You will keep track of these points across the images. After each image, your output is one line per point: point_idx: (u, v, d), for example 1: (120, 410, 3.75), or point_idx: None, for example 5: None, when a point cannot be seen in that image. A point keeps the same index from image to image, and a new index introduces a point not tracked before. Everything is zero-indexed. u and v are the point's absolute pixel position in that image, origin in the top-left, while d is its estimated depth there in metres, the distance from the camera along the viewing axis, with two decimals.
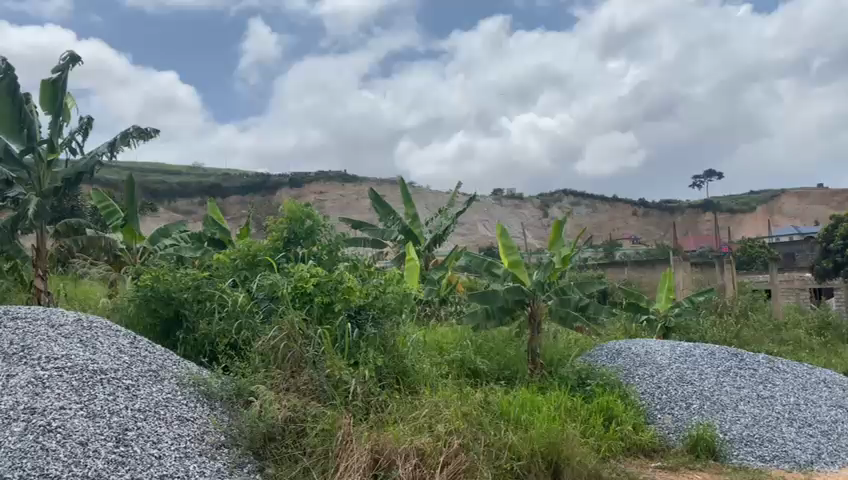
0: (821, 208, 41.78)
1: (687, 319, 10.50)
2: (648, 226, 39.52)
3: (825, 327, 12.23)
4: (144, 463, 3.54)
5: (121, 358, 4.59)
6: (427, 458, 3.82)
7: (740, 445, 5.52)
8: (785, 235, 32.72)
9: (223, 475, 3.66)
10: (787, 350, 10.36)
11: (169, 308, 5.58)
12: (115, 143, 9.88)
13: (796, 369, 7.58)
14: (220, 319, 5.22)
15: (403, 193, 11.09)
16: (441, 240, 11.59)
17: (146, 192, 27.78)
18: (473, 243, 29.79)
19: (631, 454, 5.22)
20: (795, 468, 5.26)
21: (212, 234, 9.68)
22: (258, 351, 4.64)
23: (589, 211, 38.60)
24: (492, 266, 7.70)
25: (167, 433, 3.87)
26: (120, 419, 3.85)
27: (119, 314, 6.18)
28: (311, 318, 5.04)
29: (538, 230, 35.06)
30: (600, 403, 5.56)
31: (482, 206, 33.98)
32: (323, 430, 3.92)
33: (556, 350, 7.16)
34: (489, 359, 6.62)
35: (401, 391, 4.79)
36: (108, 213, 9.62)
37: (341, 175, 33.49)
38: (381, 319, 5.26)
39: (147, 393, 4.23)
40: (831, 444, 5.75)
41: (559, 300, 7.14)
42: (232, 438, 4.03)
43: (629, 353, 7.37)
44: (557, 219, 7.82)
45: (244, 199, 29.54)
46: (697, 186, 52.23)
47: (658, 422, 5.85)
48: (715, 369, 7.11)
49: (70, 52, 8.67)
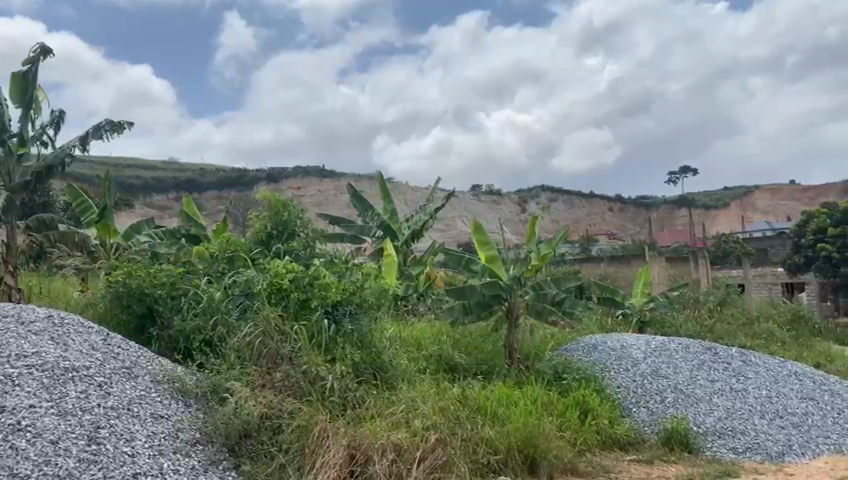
0: (794, 204, 42.29)
1: (662, 313, 10.64)
2: (624, 223, 39.96)
3: (795, 321, 12.47)
4: (117, 461, 3.49)
5: (94, 355, 4.53)
6: (404, 453, 3.82)
7: (713, 437, 5.59)
8: (758, 231, 33.09)
9: (198, 472, 3.63)
10: (759, 344, 10.53)
11: (142, 304, 5.45)
12: (88, 136, 9.75)
13: (768, 363, 7.68)
14: (196, 315, 5.16)
15: (381, 188, 10.97)
16: (420, 235, 11.54)
17: (121, 188, 27.46)
18: (451, 240, 29.93)
19: (607, 448, 5.26)
20: (767, 459, 5.34)
21: (187, 230, 9.63)
22: (234, 348, 4.59)
23: (567, 207, 38.88)
24: (471, 262, 7.77)
25: (141, 431, 3.82)
26: (92, 417, 3.80)
27: (93, 312, 6.07)
28: (287, 314, 5.01)
29: (516, 227, 35.28)
30: (576, 397, 5.58)
31: (460, 203, 34.09)
32: (299, 428, 3.91)
33: (533, 346, 7.18)
34: (467, 354, 6.61)
35: (379, 386, 4.78)
36: (82, 210, 9.52)
37: (319, 170, 33.34)
38: (358, 314, 5.24)
39: (120, 390, 4.18)
40: (802, 436, 5.86)
41: (536, 295, 7.22)
42: (207, 435, 3.99)
43: (604, 347, 7.41)
44: (535, 213, 7.74)
45: (220, 195, 29.31)
46: (672, 183, 52.83)
47: (635, 416, 5.88)
48: (690, 363, 7.18)
49: (41, 44, 8.55)
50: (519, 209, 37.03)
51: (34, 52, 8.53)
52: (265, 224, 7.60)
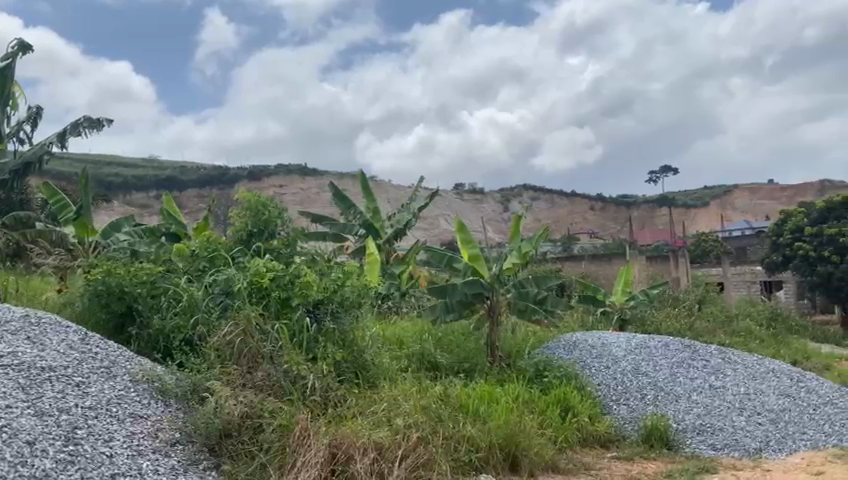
0: (772, 204, 42.76)
1: (642, 311, 10.72)
2: (605, 222, 40.24)
3: (773, 319, 12.61)
4: (95, 462, 3.45)
5: (71, 354, 4.47)
6: (385, 452, 3.82)
7: (693, 434, 5.66)
8: (737, 230, 33.43)
9: (178, 472, 3.61)
10: (737, 342, 10.65)
11: (121, 303, 5.37)
12: (66, 134, 9.66)
13: (746, 360, 7.77)
14: (176, 314, 5.12)
15: (364, 186, 10.94)
16: (402, 234, 11.54)
17: (101, 186, 27.22)
18: (433, 239, 29.96)
19: (588, 445, 5.30)
20: (745, 455, 5.41)
21: (168, 228, 9.57)
22: (214, 348, 4.55)
23: (548, 206, 39.09)
24: (453, 261, 7.80)
25: (119, 431, 3.79)
26: (70, 417, 3.75)
27: (71, 311, 5.98)
28: (268, 314, 4.98)
29: (498, 226, 35.39)
30: (557, 394, 5.61)
31: (443, 201, 34.13)
32: (280, 427, 3.90)
33: (515, 344, 7.21)
34: (449, 352, 6.62)
35: (361, 386, 4.78)
36: (59, 207, 9.41)
37: (301, 168, 33.18)
38: (340, 312, 5.21)
39: (98, 390, 4.14)
40: (779, 432, 5.95)
41: (518, 293, 7.29)
42: (187, 435, 3.96)
43: (585, 345, 7.44)
44: (517, 212, 7.79)
45: (201, 192, 29.11)
46: (653, 182, 53.27)
47: (615, 413, 5.93)
48: (669, 360, 7.25)
49: (19, 39, 8.44)
50: (501, 208, 37.13)
51: (11, 47, 8.41)
52: (246, 223, 7.81)
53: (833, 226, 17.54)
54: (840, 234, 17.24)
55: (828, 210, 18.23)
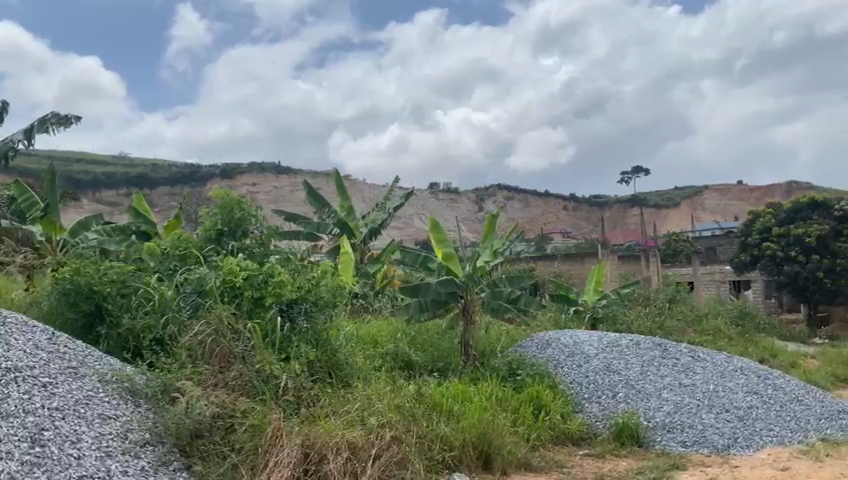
0: (740, 204, 43.49)
1: (614, 310, 10.83)
2: (578, 222, 40.63)
3: (741, 318, 12.81)
4: (62, 463, 3.40)
5: (39, 354, 4.39)
6: (358, 451, 3.81)
7: (663, 431, 5.75)
8: (706, 231, 33.99)
9: (147, 474, 3.57)
10: (706, 340, 10.82)
11: (90, 302, 5.25)
12: (33, 130, 9.47)
13: (715, 358, 7.90)
14: (146, 313, 5.06)
15: (338, 185, 10.86)
16: (377, 233, 11.51)
17: (70, 183, 26.83)
18: (408, 238, 30.03)
19: (560, 442, 5.35)
20: (714, 452, 5.49)
21: (138, 226, 9.42)
22: (185, 347, 4.51)
23: (522, 206, 39.36)
24: (428, 260, 7.81)
25: (87, 432, 3.73)
26: (36, 418, 3.67)
27: (38, 311, 5.84)
28: (240, 313, 4.94)
29: (472, 225, 35.54)
30: (529, 393, 5.64)
31: (417, 201, 34.17)
32: (252, 426, 3.87)
33: (489, 343, 7.23)
34: (423, 352, 6.63)
35: (334, 385, 4.77)
36: (28, 206, 9.24)
37: (275, 167, 32.96)
38: (314, 312, 5.17)
39: (66, 391, 4.06)
40: (747, 429, 6.05)
41: (492, 293, 7.32)
42: (157, 435, 3.91)
43: (558, 344, 7.50)
44: (492, 211, 7.79)
45: (173, 191, 28.82)
46: (625, 182, 53.89)
47: (587, 411, 5.99)
48: (640, 358, 7.33)
49: None
50: (475, 208, 37.31)
51: None
52: (217, 221, 7.74)
53: (799, 226, 17.89)
54: (807, 235, 17.59)
55: (795, 211, 18.53)
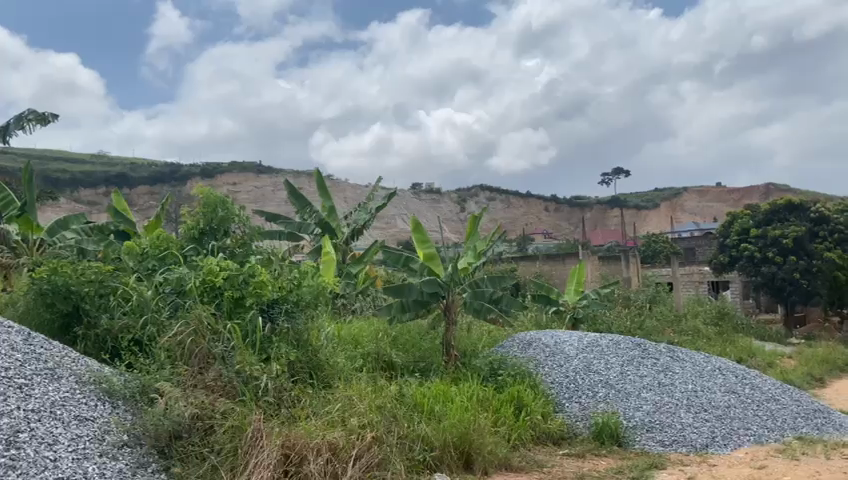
0: (719, 205, 43.99)
1: (595, 310, 10.90)
2: (559, 223, 40.84)
3: (719, 318, 12.96)
4: (38, 466, 3.35)
5: (14, 355, 4.32)
6: (339, 452, 3.80)
7: (642, 431, 5.80)
8: (685, 231, 34.37)
9: (125, 475, 3.53)
10: (686, 340, 10.94)
11: (67, 302, 5.18)
12: (8, 127, 9.33)
13: (694, 358, 7.97)
14: (125, 314, 5.00)
15: (319, 184, 10.81)
16: (359, 233, 11.49)
17: (47, 182, 26.49)
18: (390, 239, 30.00)
19: (541, 442, 5.38)
20: (692, 451, 5.55)
21: (116, 226, 9.30)
22: (164, 348, 4.46)
23: (504, 207, 39.51)
24: (410, 261, 7.81)
25: (64, 434, 3.68)
26: (11, 420, 3.61)
27: (13, 311, 5.76)
28: (220, 313, 4.91)
29: (454, 225, 35.59)
30: (511, 393, 5.66)
31: (399, 201, 34.15)
32: (231, 428, 3.84)
33: (470, 343, 7.25)
34: (404, 352, 6.64)
35: (315, 385, 4.76)
36: (4, 205, 9.07)
37: (256, 167, 32.78)
38: (295, 312, 5.15)
39: (42, 393, 4.00)
40: (725, 428, 6.12)
41: (474, 294, 7.33)
42: (135, 437, 3.87)
43: (539, 344, 7.53)
44: (474, 211, 7.79)
45: (152, 190, 28.56)
46: (606, 183, 54.23)
47: (567, 411, 6.02)
48: (620, 358, 7.38)
49: None
50: (457, 208, 37.39)
51: None
52: (198, 221, 7.68)
53: (777, 227, 18.11)
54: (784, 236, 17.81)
55: (772, 212, 18.75)
